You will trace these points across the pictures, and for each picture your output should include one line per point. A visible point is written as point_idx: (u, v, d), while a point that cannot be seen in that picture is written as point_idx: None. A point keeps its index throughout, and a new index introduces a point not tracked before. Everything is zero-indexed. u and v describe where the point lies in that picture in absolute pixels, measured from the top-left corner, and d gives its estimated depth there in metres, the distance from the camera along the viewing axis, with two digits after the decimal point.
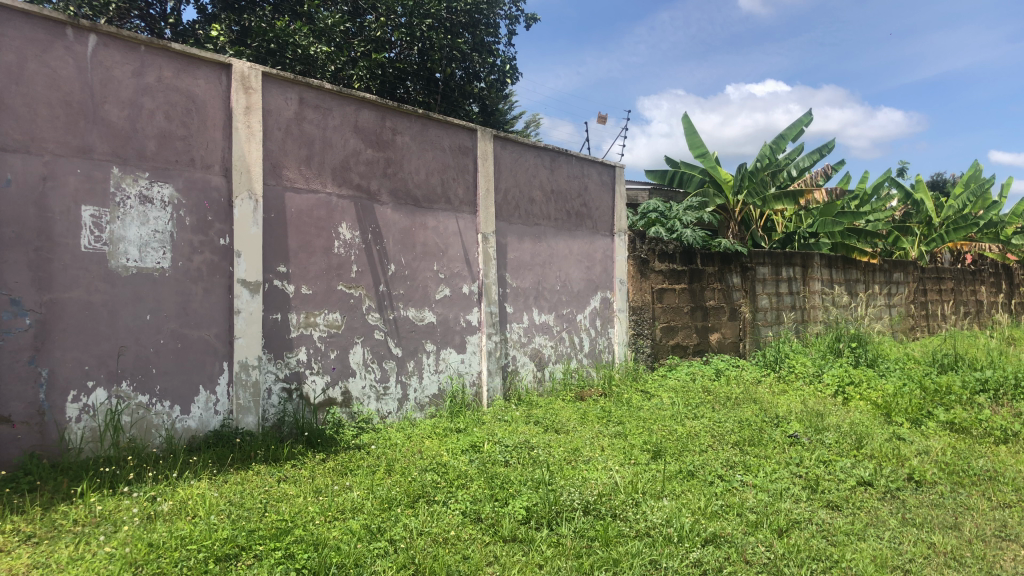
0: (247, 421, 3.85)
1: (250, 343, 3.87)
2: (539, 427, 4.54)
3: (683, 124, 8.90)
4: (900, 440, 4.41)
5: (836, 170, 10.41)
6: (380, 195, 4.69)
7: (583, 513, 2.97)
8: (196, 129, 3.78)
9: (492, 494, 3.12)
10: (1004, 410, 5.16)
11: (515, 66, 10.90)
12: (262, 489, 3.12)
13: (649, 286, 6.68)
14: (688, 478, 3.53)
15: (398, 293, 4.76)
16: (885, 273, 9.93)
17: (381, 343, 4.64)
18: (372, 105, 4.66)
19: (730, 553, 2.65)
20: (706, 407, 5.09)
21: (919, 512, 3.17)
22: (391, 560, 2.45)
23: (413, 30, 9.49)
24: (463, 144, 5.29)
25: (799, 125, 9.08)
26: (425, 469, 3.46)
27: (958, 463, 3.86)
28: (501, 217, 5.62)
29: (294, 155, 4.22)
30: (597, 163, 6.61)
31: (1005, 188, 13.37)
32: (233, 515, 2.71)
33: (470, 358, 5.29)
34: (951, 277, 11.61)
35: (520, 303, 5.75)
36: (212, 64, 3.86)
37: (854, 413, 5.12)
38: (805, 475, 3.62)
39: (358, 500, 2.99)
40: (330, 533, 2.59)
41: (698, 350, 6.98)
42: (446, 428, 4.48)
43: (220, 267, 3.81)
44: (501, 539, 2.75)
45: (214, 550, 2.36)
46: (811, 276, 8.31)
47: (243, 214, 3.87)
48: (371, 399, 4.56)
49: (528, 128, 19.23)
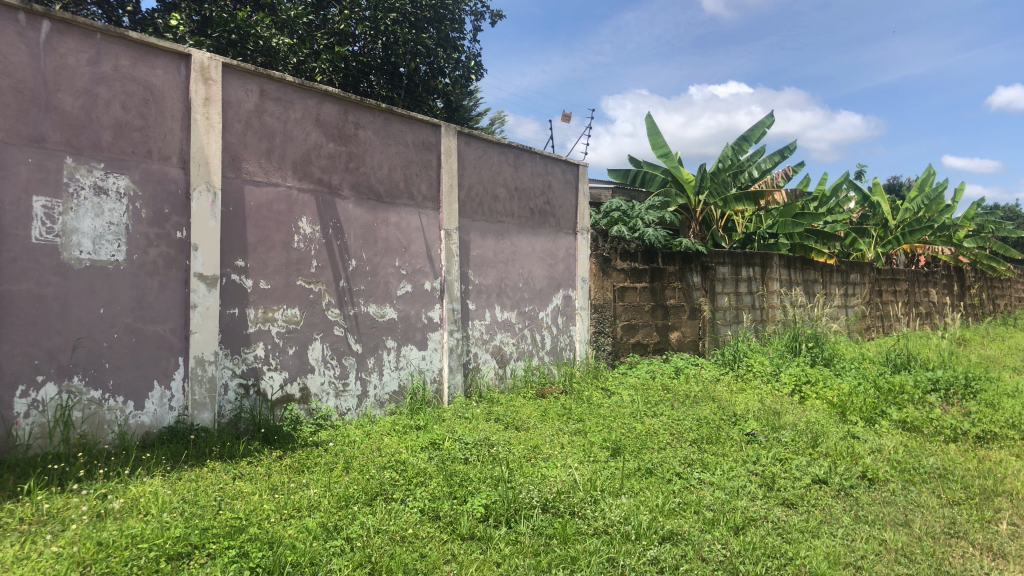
0: (202, 417, 3.79)
1: (207, 338, 3.81)
2: (499, 424, 4.54)
3: (646, 124, 8.97)
4: (854, 438, 4.49)
5: (796, 172, 10.57)
6: (342, 189, 4.65)
7: (541, 510, 2.98)
8: (154, 119, 3.71)
9: (450, 492, 3.11)
10: (954, 409, 5.29)
11: (480, 62, 10.88)
12: (216, 486, 3.07)
13: (610, 285, 6.73)
14: (647, 476, 3.56)
15: (358, 289, 4.73)
16: (842, 274, 10.10)
17: (341, 339, 4.60)
18: (335, 99, 4.62)
19: (687, 551, 2.67)
20: (666, 405, 5.13)
21: (871, 509, 3.23)
22: (348, 558, 2.43)
23: (377, 24, 9.41)
24: (427, 139, 5.26)
25: (761, 127, 9.20)
26: (384, 467, 3.45)
27: (910, 461, 3.94)
28: (464, 213, 5.60)
29: (253, 148, 4.16)
30: (560, 162, 6.62)
31: (958, 192, 13.68)
32: (186, 513, 2.66)
33: (431, 355, 5.27)
34: (905, 279, 11.87)
35: (483, 300, 5.74)
36: (171, 54, 3.79)
37: (810, 412, 5.20)
38: (762, 473, 3.67)
39: (315, 498, 2.96)
40: (285, 532, 2.56)
41: (658, 348, 7.04)
42: (405, 425, 4.47)
43: (176, 261, 3.75)
44: (459, 537, 2.75)
45: (166, 548, 2.32)
46: (769, 277, 8.42)
47: (201, 208, 3.81)
48: (330, 396, 4.52)
49: (494, 125, 19.32)
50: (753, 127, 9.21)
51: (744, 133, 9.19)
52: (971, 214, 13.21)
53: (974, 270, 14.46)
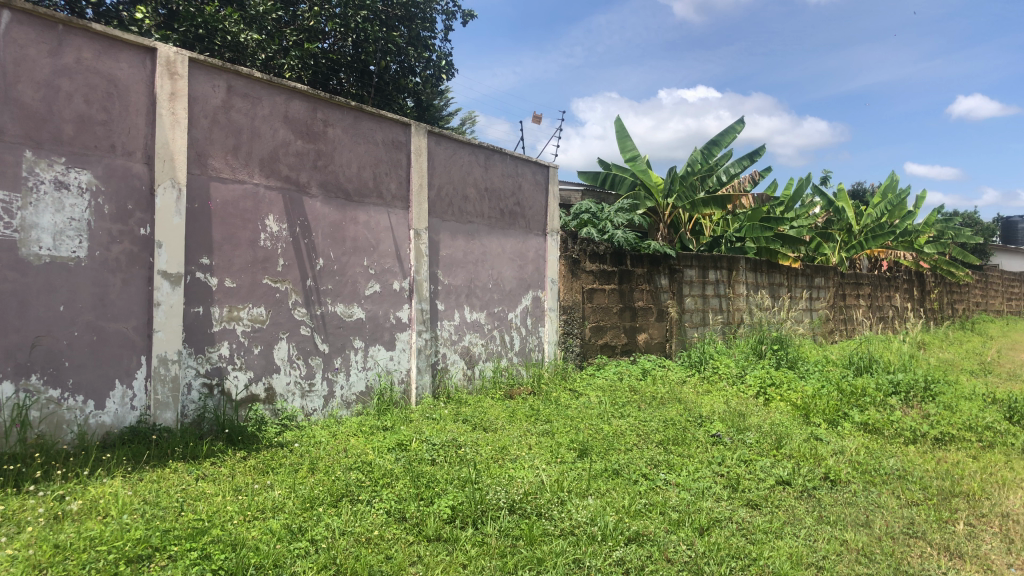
0: (165, 417, 3.73)
1: (171, 337, 3.75)
2: (467, 425, 4.52)
3: (616, 127, 9.01)
4: (817, 440, 4.54)
5: (763, 176, 10.69)
6: (310, 187, 4.60)
7: (508, 511, 2.97)
8: (118, 114, 3.64)
9: (417, 493, 3.09)
10: (914, 412, 5.38)
11: (451, 62, 10.86)
12: (178, 487, 3.03)
13: (579, 286, 6.76)
14: (613, 477, 3.57)
15: (325, 288, 4.68)
16: (807, 278, 10.22)
17: (307, 339, 4.56)
18: (303, 96, 4.58)
19: (652, 551, 2.68)
20: (633, 406, 5.16)
21: (833, 510, 3.27)
22: (312, 560, 2.40)
23: (347, 21, 9.34)
24: (397, 138, 5.23)
25: (731, 131, 9.28)
26: (350, 468, 3.42)
27: (871, 462, 4.00)
28: (434, 213, 5.57)
29: (220, 144, 4.10)
30: (531, 163, 6.61)
31: (920, 198, 13.93)
32: (147, 515, 2.61)
33: (399, 355, 5.24)
34: (868, 283, 12.06)
35: (452, 300, 5.72)
36: (136, 47, 3.73)
37: (775, 413, 5.25)
38: (727, 474, 3.69)
39: (279, 499, 2.93)
40: (249, 534, 2.53)
41: (625, 350, 7.07)
42: (372, 425, 4.44)
43: (140, 258, 3.68)
44: (424, 539, 2.73)
45: (125, 551, 2.27)
46: (736, 279, 8.48)
47: (166, 204, 3.76)
48: (295, 396, 4.48)
49: (464, 125, 19.25)
50: (723, 132, 9.28)
51: (714, 138, 9.26)
52: (931, 220, 13.46)
53: (934, 275, 14.72)
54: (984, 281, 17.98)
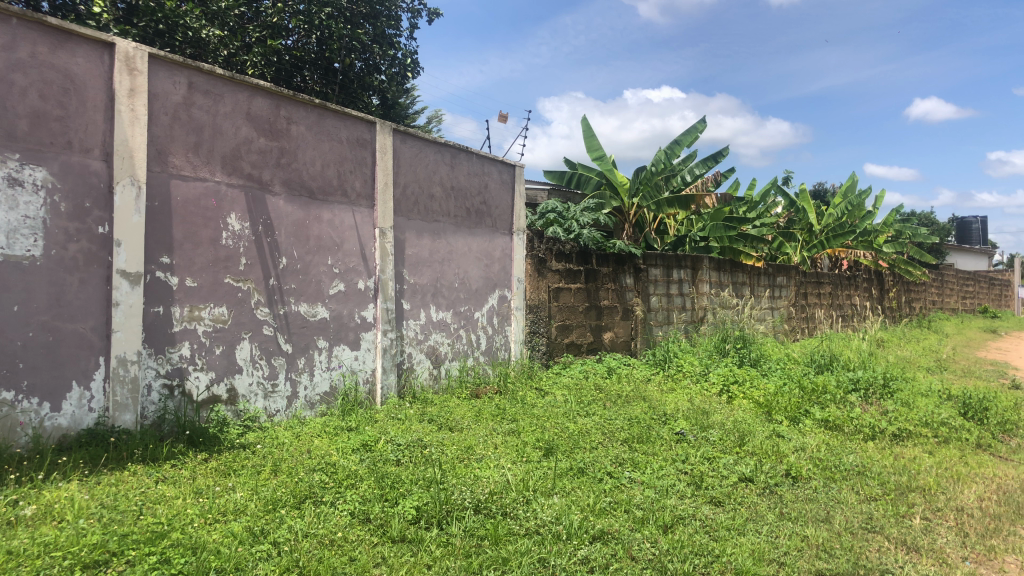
0: (124, 419, 3.66)
1: (130, 338, 3.69)
2: (433, 425, 4.50)
3: (581, 126, 9.04)
4: (779, 438, 4.59)
5: (726, 176, 10.81)
6: (273, 184, 4.55)
7: (473, 511, 2.96)
8: (74, 109, 3.57)
9: (381, 494, 3.07)
10: (873, 408, 5.47)
11: (416, 59, 10.82)
12: (137, 490, 2.97)
13: (545, 285, 6.77)
14: (578, 476, 3.58)
15: (288, 288, 4.63)
16: (769, 277, 10.34)
17: (270, 339, 4.51)
18: (266, 93, 4.52)
19: (616, 550, 2.69)
20: (598, 404, 5.18)
21: (795, 506, 3.31)
22: (274, 563, 2.38)
23: (311, 18, 9.25)
24: (362, 136, 5.19)
25: (694, 131, 9.36)
26: (313, 469, 3.38)
27: (831, 459, 4.05)
28: (400, 212, 5.54)
29: (180, 141, 4.03)
30: (497, 162, 6.60)
31: (879, 199, 14.17)
32: (104, 519, 2.56)
33: (364, 355, 5.20)
34: (829, 282, 12.24)
35: (418, 299, 5.69)
36: (94, 42, 3.65)
37: (738, 411, 5.30)
38: (690, 471, 3.72)
39: (241, 502, 2.89)
40: (210, 537, 2.49)
41: (591, 349, 7.11)
42: (336, 426, 4.40)
43: (98, 257, 3.61)
44: (389, 540, 2.71)
45: (81, 556, 2.22)
46: (700, 278, 8.55)
47: (125, 202, 3.69)
48: (258, 397, 4.42)
49: (430, 123, 19.26)
50: (686, 132, 9.36)
51: (677, 138, 9.33)
52: (890, 220, 13.70)
53: (893, 274, 14.98)
54: (940, 280, 18.34)
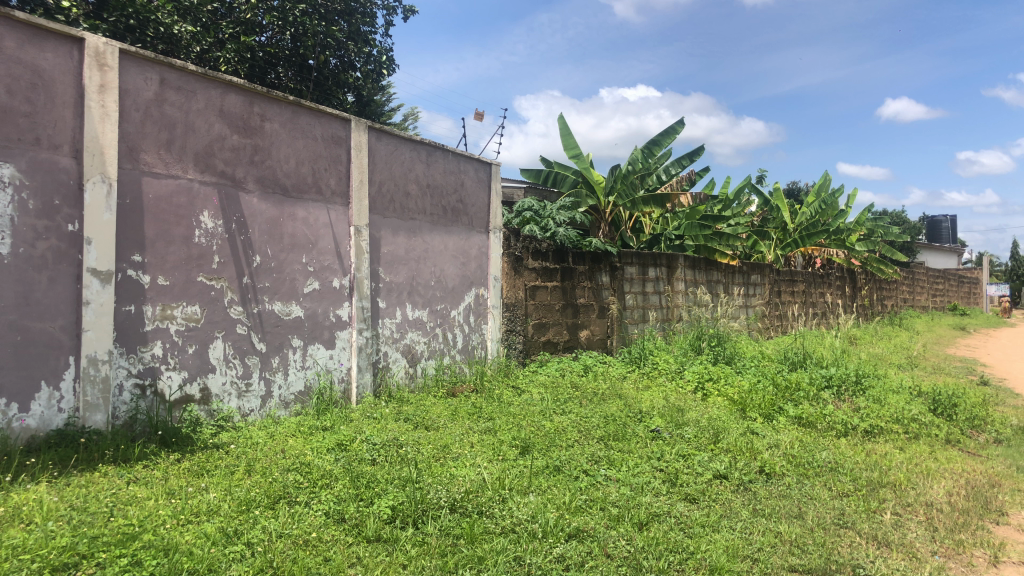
0: (95, 419, 3.61)
1: (101, 337, 3.64)
2: (409, 424, 4.49)
3: (558, 124, 9.05)
4: (753, 434, 4.62)
5: (701, 175, 10.88)
6: (246, 182, 4.51)
7: (449, 510, 2.95)
8: (43, 105, 3.51)
9: (356, 493, 3.05)
10: (846, 405, 5.53)
11: (392, 57, 10.78)
12: (108, 491, 2.93)
13: (522, 283, 6.76)
14: (554, 473, 3.59)
15: (262, 286, 4.59)
16: (743, 275, 10.42)
17: (243, 338, 4.47)
18: (239, 90, 4.48)
19: (592, 547, 2.70)
20: (574, 402, 5.19)
21: (768, 503, 3.34)
22: (248, 564, 2.35)
23: (285, 15, 9.19)
24: (336, 134, 5.16)
25: (671, 132, 9.40)
26: (287, 469, 3.35)
27: (805, 455, 4.09)
28: (375, 210, 5.51)
29: (152, 138, 3.99)
30: (473, 160, 6.59)
31: (851, 198, 14.33)
32: (74, 521, 2.53)
33: (339, 354, 5.17)
34: (802, 280, 12.35)
35: (393, 298, 5.67)
36: (62, 37, 3.60)
37: (713, 408, 5.33)
38: (666, 469, 3.74)
39: (213, 502, 2.86)
40: (182, 538, 2.46)
41: (567, 347, 7.13)
42: (311, 425, 4.38)
43: (67, 255, 3.55)
44: (364, 540, 2.70)
45: (50, 559, 2.19)
46: (675, 277, 8.59)
47: (95, 200, 3.64)
48: (231, 397, 4.38)
49: (406, 121, 19.21)
50: (663, 132, 9.40)
51: (654, 137, 9.37)
52: (862, 218, 13.85)
53: (865, 272, 15.13)
54: (911, 278, 18.59)
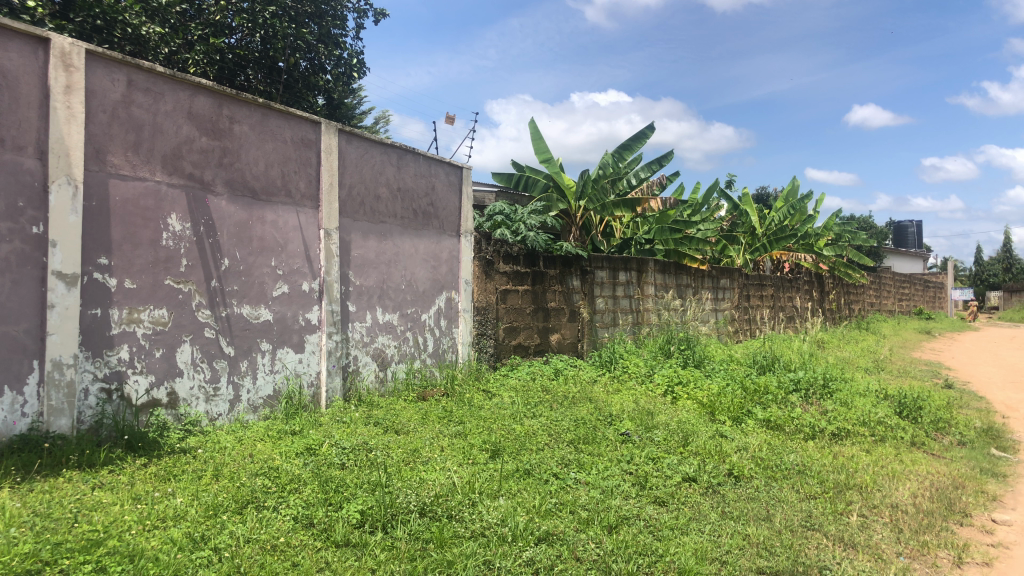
0: (59, 424, 3.56)
1: (66, 341, 3.59)
2: (379, 428, 4.48)
3: (529, 128, 9.09)
4: (722, 437, 4.68)
5: (671, 180, 10.97)
6: (214, 185, 4.48)
7: (419, 515, 2.95)
8: (7, 106, 3.46)
9: (325, 498, 3.05)
10: (813, 408, 5.61)
11: (362, 60, 10.75)
12: (73, 497, 2.90)
13: (493, 287, 6.82)
14: (525, 477, 3.61)
15: (231, 289, 4.56)
16: (712, 279, 10.52)
17: (211, 342, 4.43)
18: (208, 91, 4.45)
19: (562, 551, 2.72)
20: (545, 406, 5.21)
21: (736, 505, 3.38)
22: (215, 569, 2.34)
23: (255, 17, 9.14)
24: (306, 136, 5.15)
25: (642, 137, 9.47)
26: (256, 474, 3.34)
27: (773, 458, 4.15)
28: (345, 213, 5.49)
29: (119, 140, 3.95)
30: (444, 163, 6.59)
31: (819, 202, 14.52)
32: (37, 527, 2.50)
33: (308, 358, 5.14)
34: (771, 284, 12.49)
35: (363, 301, 5.65)
36: (28, 37, 3.56)
37: (682, 411, 5.38)
38: (635, 471, 3.77)
39: (180, 508, 2.84)
40: (148, 544, 2.45)
41: (538, 350, 7.16)
42: (280, 429, 4.35)
43: (32, 258, 3.51)
44: (333, 544, 2.70)
45: (13, 565, 2.15)
46: (645, 281, 8.66)
47: (60, 202, 3.60)
48: (199, 401, 4.35)
49: (377, 124, 19.17)
50: (634, 137, 9.46)
51: (624, 142, 9.43)
52: (829, 223, 14.04)
53: (833, 276, 15.33)
54: (878, 283, 18.87)
